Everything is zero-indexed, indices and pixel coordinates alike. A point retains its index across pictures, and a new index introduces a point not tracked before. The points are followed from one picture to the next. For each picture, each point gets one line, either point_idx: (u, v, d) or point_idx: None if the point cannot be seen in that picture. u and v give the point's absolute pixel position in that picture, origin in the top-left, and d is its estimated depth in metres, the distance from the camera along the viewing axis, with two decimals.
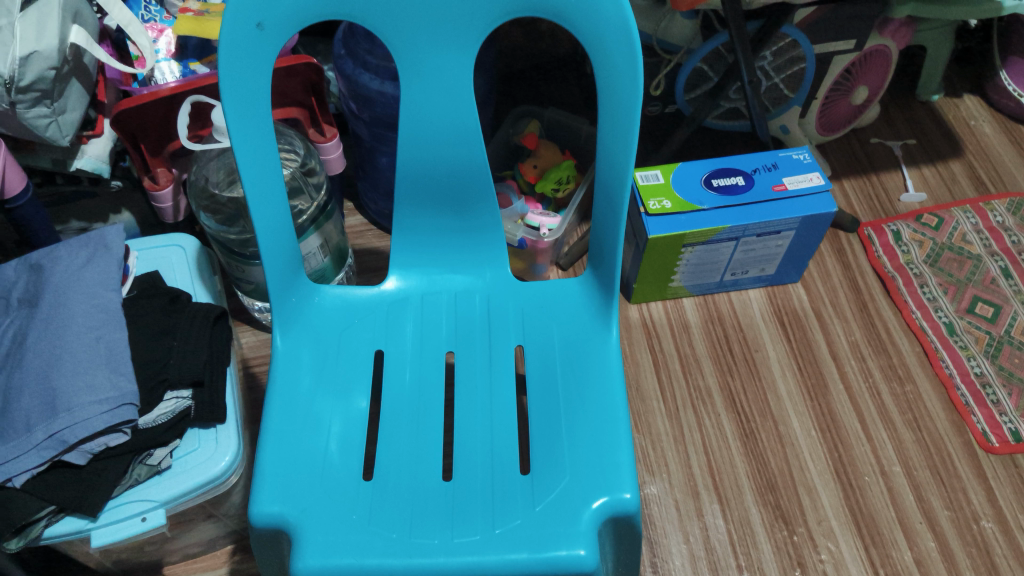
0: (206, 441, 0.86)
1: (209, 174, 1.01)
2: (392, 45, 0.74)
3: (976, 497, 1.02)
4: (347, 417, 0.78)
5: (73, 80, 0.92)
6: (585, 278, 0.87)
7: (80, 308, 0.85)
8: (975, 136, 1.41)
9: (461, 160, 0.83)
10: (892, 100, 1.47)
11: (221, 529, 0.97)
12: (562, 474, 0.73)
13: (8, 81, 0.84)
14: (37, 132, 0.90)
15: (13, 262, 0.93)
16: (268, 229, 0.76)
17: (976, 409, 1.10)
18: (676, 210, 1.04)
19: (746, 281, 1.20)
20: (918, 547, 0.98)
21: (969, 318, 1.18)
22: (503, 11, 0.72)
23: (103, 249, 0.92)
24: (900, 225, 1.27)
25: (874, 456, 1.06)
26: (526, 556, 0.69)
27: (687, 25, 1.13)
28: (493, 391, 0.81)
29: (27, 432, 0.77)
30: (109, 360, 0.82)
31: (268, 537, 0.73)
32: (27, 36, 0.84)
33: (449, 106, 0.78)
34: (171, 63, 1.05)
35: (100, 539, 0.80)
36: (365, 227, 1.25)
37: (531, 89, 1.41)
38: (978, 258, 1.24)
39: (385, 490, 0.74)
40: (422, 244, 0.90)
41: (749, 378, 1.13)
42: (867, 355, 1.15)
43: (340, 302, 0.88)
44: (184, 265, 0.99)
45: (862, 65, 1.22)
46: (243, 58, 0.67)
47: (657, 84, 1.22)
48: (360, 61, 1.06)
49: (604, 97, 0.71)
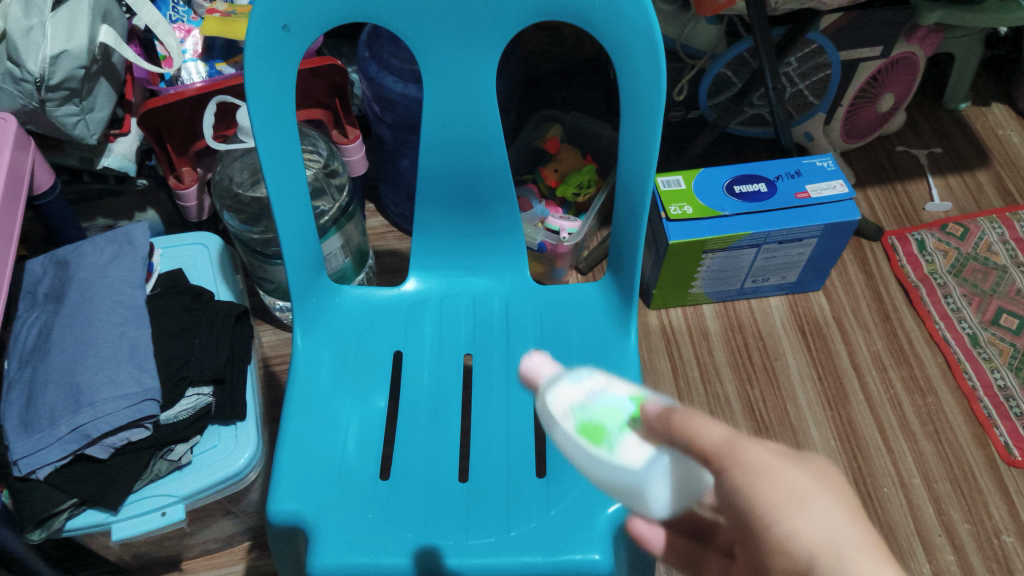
0: (225, 438, 0.87)
1: (233, 173, 1.02)
2: (415, 48, 0.74)
3: (998, 511, 1.01)
4: (364, 417, 0.79)
5: (102, 79, 0.93)
6: (604, 283, 0.88)
7: (105, 305, 0.87)
8: (1003, 146, 1.39)
9: (483, 163, 0.83)
10: (918, 108, 1.45)
11: (238, 526, 0.97)
12: (578, 479, 0.73)
13: (37, 80, 0.84)
14: (64, 130, 0.91)
15: (40, 259, 0.94)
16: (290, 229, 0.77)
17: (999, 421, 1.08)
18: (698, 216, 1.03)
19: (767, 289, 1.19)
20: (937, 561, 0.96)
21: (993, 330, 1.16)
22: (528, 15, 0.71)
23: (127, 246, 0.93)
24: (925, 235, 1.26)
25: (894, 468, 1.04)
26: (541, 558, 0.68)
27: (711, 31, 1.13)
28: (510, 393, 0.81)
29: (51, 426, 0.78)
30: (132, 356, 0.83)
31: (285, 535, 0.73)
32: (57, 36, 0.85)
33: (471, 109, 0.78)
34: (197, 63, 1.07)
35: (120, 532, 0.81)
36: (387, 229, 1.26)
37: (554, 93, 1.42)
38: (1004, 269, 1.23)
39: (401, 490, 0.74)
40: (441, 247, 0.91)
41: (768, 385, 1.12)
42: (888, 366, 1.14)
43: (360, 303, 0.88)
44: (207, 264, 1.01)
45: (889, 73, 1.21)
46: (269, 60, 0.68)
47: (681, 90, 1.21)
48: (384, 64, 1.07)
49: (626, 102, 0.71)
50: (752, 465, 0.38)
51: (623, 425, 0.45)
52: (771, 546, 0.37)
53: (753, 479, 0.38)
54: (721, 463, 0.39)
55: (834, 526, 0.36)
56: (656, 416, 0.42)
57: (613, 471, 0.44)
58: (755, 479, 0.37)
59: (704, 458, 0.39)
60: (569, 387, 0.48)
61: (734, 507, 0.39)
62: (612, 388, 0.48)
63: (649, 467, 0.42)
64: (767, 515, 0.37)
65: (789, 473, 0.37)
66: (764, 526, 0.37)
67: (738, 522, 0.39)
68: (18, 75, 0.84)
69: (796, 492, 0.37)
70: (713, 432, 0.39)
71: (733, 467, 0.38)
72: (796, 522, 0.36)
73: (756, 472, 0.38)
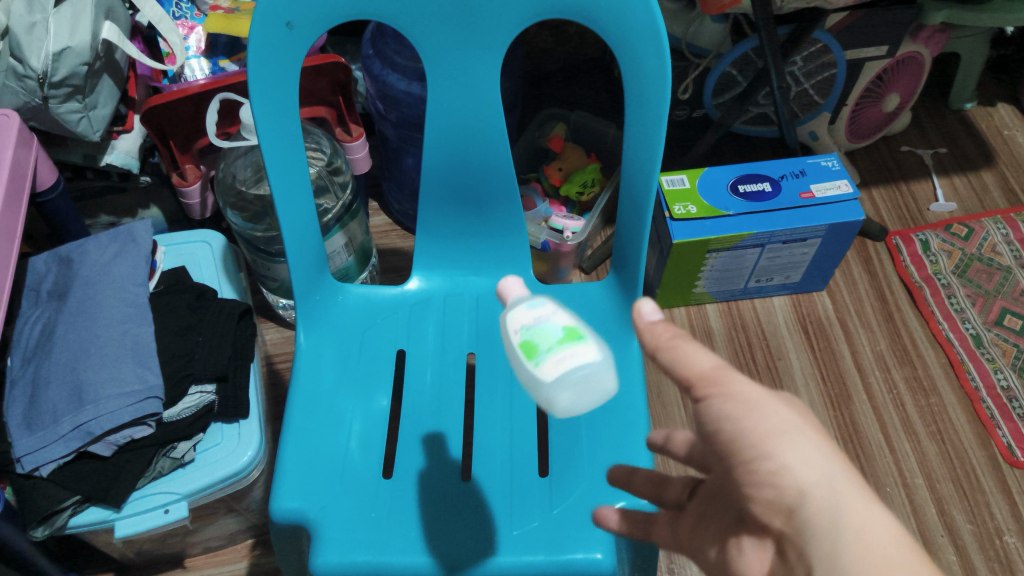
0: (229, 436, 0.87)
1: (236, 171, 1.02)
2: (419, 47, 0.74)
3: (1000, 511, 1.01)
4: (367, 416, 0.79)
5: (105, 76, 0.92)
6: (608, 283, 0.87)
7: (109, 302, 0.87)
8: (1009, 146, 1.39)
9: (487, 162, 0.83)
10: (923, 107, 1.45)
11: (242, 524, 0.98)
12: (580, 478, 0.73)
13: (40, 77, 0.84)
14: (68, 127, 0.91)
15: (44, 255, 0.94)
16: (293, 227, 0.77)
17: (1002, 422, 1.08)
18: (702, 215, 1.03)
19: (771, 288, 1.19)
20: (939, 561, 0.97)
21: (997, 330, 1.16)
22: (534, 13, 0.71)
23: (131, 244, 0.93)
24: (929, 235, 1.26)
25: (897, 468, 1.04)
26: (543, 558, 0.68)
27: (717, 30, 1.12)
28: (513, 392, 0.81)
29: (54, 423, 0.78)
30: (136, 354, 0.83)
31: (288, 533, 0.73)
32: (61, 32, 0.85)
33: (476, 108, 0.78)
34: (200, 60, 1.06)
35: (124, 529, 0.81)
36: (390, 227, 1.26)
37: (559, 91, 1.41)
38: (1008, 269, 1.22)
39: (404, 489, 0.74)
40: (444, 245, 0.91)
41: (771, 385, 1.12)
42: (891, 366, 1.14)
43: (363, 301, 0.88)
44: (210, 261, 1.00)
45: (894, 72, 1.20)
46: (273, 58, 0.68)
47: (685, 88, 1.22)
48: (388, 61, 1.06)
49: (631, 102, 0.71)
50: (738, 394, 0.42)
51: (550, 347, 0.50)
52: (760, 476, 0.41)
53: (743, 411, 0.41)
54: (708, 390, 0.43)
55: (814, 456, 0.41)
56: (649, 326, 0.46)
57: (538, 383, 0.50)
58: (743, 410, 0.41)
59: (692, 382, 0.43)
60: (525, 309, 0.54)
61: (715, 435, 0.43)
62: (557, 316, 0.53)
63: (557, 382, 0.48)
64: (755, 445, 0.41)
65: (777, 407, 0.42)
66: (752, 454, 0.41)
67: (715, 448, 0.43)
68: (21, 72, 0.84)
69: (783, 422, 0.41)
70: (705, 359, 0.43)
71: (722, 395, 0.42)
72: (784, 454, 0.40)
73: (744, 403, 0.42)
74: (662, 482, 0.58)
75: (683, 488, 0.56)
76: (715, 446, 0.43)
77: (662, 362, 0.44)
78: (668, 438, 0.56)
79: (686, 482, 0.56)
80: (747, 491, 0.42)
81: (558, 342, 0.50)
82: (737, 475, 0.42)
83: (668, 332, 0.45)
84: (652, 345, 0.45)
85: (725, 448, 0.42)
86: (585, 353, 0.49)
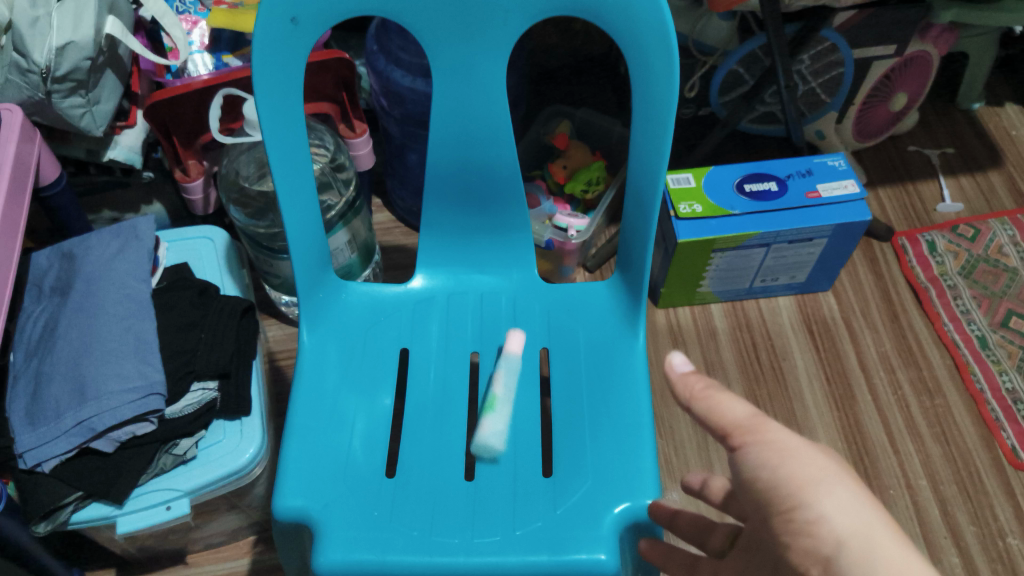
0: (230, 433, 0.86)
1: (240, 168, 1.01)
2: (425, 43, 0.73)
3: (1004, 513, 1.00)
4: (371, 414, 0.78)
5: (108, 70, 0.92)
6: (613, 282, 0.87)
7: (111, 298, 0.86)
8: (1016, 147, 1.38)
9: (492, 160, 0.82)
10: (931, 107, 1.44)
11: (244, 521, 0.97)
12: (584, 478, 0.73)
13: (43, 71, 0.84)
14: (71, 122, 0.91)
15: (47, 251, 0.94)
16: (298, 224, 0.77)
17: (1007, 424, 1.08)
18: (707, 214, 1.03)
19: (776, 288, 1.18)
20: (942, 563, 0.96)
21: (1003, 332, 1.16)
22: (540, 11, 0.71)
23: (134, 239, 0.93)
24: (936, 235, 1.25)
25: (901, 470, 1.04)
26: (546, 558, 0.68)
27: (724, 26, 1.12)
28: (517, 391, 0.81)
29: (56, 419, 0.78)
30: (138, 350, 0.83)
31: (291, 532, 0.74)
32: (63, 26, 0.84)
33: (481, 105, 0.78)
34: (203, 55, 1.06)
35: (126, 525, 0.81)
36: (394, 224, 1.26)
37: (563, 88, 1.41)
38: (1014, 271, 1.22)
39: (407, 488, 0.74)
40: (448, 243, 0.90)
41: (776, 386, 1.11)
42: (896, 367, 1.13)
43: (367, 299, 0.88)
44: (213, 257, 1.00)
45: (902, 71, 1.20)
46: (277, 53, 0.67)
47: (692, 86, 1.21)
48: (392, 57, 1.06)
49: (638, 101, 0.71)
50: (774, 443, 0.49)
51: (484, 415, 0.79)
52: (797, 523, 0.47)
53: (778, 457, 0.49)
54: (745, 438, 0.51)
55: (849, 503, 0.46)
56: (681, 379, 0.55)
57: None
58: (778, 457, 0.49)
59: (731, 431, 0.52)
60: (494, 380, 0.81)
61: (754, 481, 0.49)
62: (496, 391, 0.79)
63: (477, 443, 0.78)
64: (789, 488, 0.47)
65: (811, 455, 0.48)
66: (789, 501, 0.47)
67: (754, 494, 0.50)
68: (24, 66, 0.84)
69: (816, 469, 0.48)
70: (740, 410, 0.52)
71: (758, 443, 0.50)
72: (819, 498, 0.46)
73: (778, 450, 0.49)
74: (706, 527, 0.65)
75: (726, 537, 0.64)
76: (755, 493, 0.50)
77: (701, 412, 0.53)
78: (705, 483, 0.64)
79: (728, 532, 0.64)
80: (785, 539, 0.48)
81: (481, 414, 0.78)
82: (776, 522, 0.48)
83: (701, 384, 0.54)
84: (687, 396, 0.54)
85: (761, 493, 0.49)
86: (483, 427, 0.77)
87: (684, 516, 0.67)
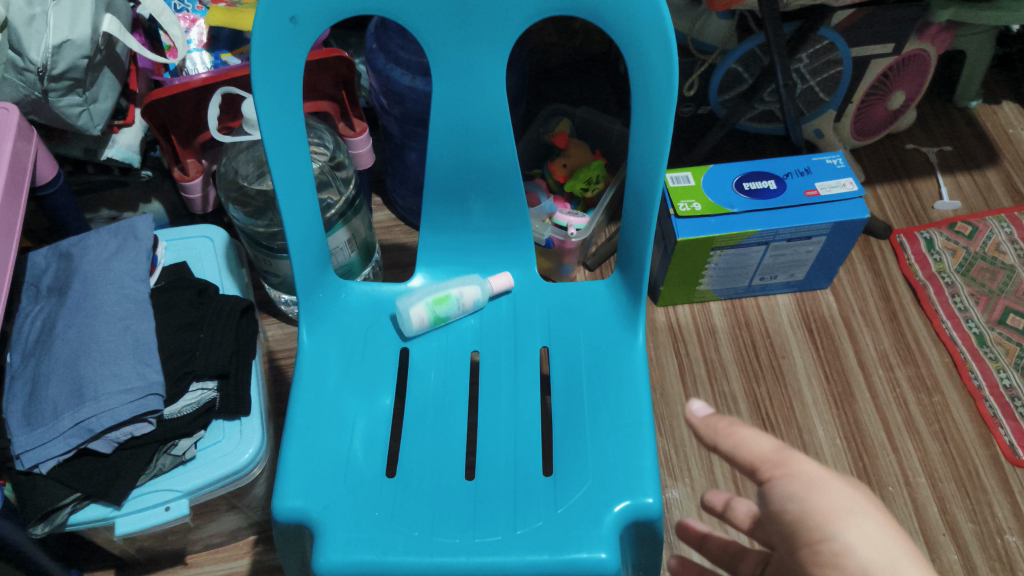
0: (230, 433, 0.86)
1: (239, 166, 1.01)
2: (425, 42, 0.73)
3: (1001, 510, 1.01)
4: (371, 415, 0.78)
5: (105, 69, 0.92)
6: (613, 281, 0.87)
7: (109, 298, 0.86)
8: (1013, 145, 1.39)
9: (492, 159, 0.82)
10: (928, 106, 1.45)
11: (244, 520, 0.97)
12: (585, 477, 0.73)
13: (40, 70, 0.83)
14: (68, 121, 0.90)
15: (44, 250, 0.94)
16: (298, 224, 0.76)
17: (1004, 421, 1.08)
18: (706, 212, 1.03)
19: (775, 287, 1.19)
20: (941, 560, 0.97)
21: (1000, 329, 1.16)
22: (540, 9, 0.71)
23: (132, 239, 0.93)
24: (933, 233, 1.26)
25: (899, 467, 1.04)
26: (548, 557, 0.68)
27: (723, 26, 1.12)
28: (517, 391, 0.81)
29: (54, 420, 0.78)
30: (136, 350, 0.83)
31: (290, 531, 0.73)
32: (60, 24, 0.83)
33: (481, 104, 0.78)
34: (202, 53, 1.05)
35: (125, 526, 0.81)
36: (393, 223, 1.26)
37: (563, 86, 1.41)
38: (1012, 268, 1.22)
39: (408, 488, 0.74)
40: (449, 243, 0.90)
41: (775, 384, 1.12)
42: (895, 365, 1.14)
43: (367, 298, 0.88)
44: (211, 257, 1.00)
45: (900, 70, 1.20)
46: (276, 52, 0.67)
47: (691, 85, 1.21)
48: (392, 56, 1.06)
49: (638, 100, 0.71)
50: (805, 475, 0.47)
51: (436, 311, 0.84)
52: (824, 556, 0.45)
53: (807, 490, 0.46)
54: (772, 471, 0.48)
55: (877, 535, 0.44)
56: (702, 421, 0.51)
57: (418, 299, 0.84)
58: (807, 490, 0.46)
59: (757, 465, 0.48)
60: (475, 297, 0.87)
61: (780, 515, 0.47)
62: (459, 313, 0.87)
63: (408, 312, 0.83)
64: (819, 523, 0.45)
65: (839, 487, 0.46)
66: (817, 535, 0.45)
67: (781, 527, 0.47)
68: (20, 64, 0.83)
69: (848, 503, 0.45)
70: (767, 443, 0.48)
71: (785, 476, 0.47)
72: (848, 532, 0.44)
73: (806, 483, 0.46)
74: (737, 554, 0.60)
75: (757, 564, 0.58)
76: (781, 527, 0.47)
77: (727, 449, 0.49)
78: (730, 505, 0.55)
79: (758, 558, 0.57)
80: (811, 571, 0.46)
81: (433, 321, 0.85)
82: (802, 554, 0.46)
83: (725, 421, 0.50)
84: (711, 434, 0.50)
85: (789, 527, 0.47)
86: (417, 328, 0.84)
87: (714, 540, 0.61)
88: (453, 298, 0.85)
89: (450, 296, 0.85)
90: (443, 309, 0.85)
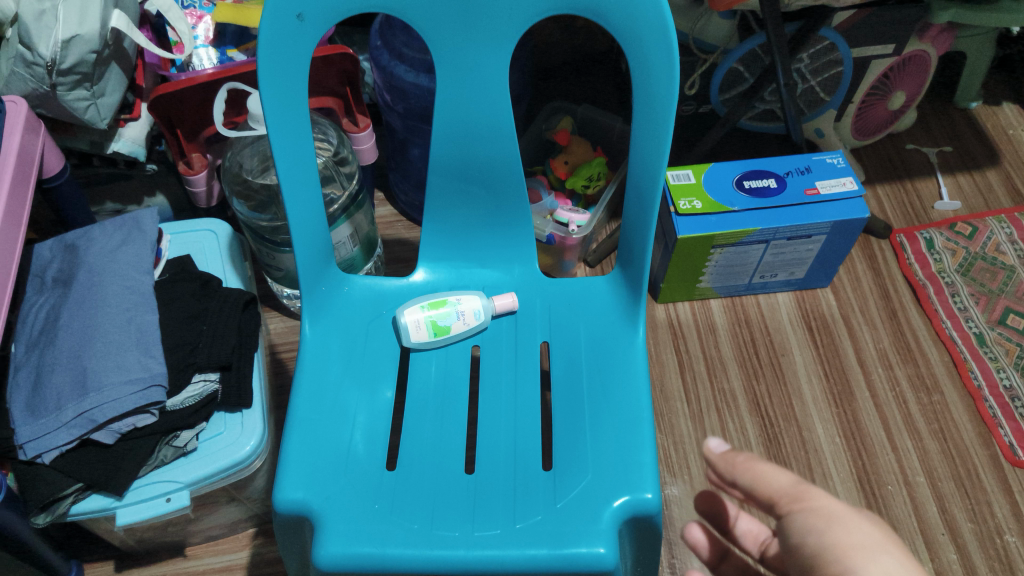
0: (231, 425, 0.87)
1: (243, 160, 1.02)
2: (428, 38, 0.74)
3: (1001, 510, 1.01)
4: (372, 408, 0.79)
5: (113, 64, 0.93)
6: (613, 277, 0.87)
7: (114, 290, 0.86)
8: (1014, 145, 1.39)
9: (494, 154, 0.83)
10: (929, 106, 1.45)
11: (243, 513, 0.97)
12: (584, 472, 0.73)
13: (50, 64, 0.84)
14: (76, 115, 0.91)
15: (49, 243, 0.95)
16: (300, 218, 0.77)
17: (1004, 421, 1.08)
18: (706, 210, 1.04)
19: (774, 285, 1.19)
20: (940, 559, 0.97)
21: (1000, 329, 1.16)
22: (543, 8, 0.72)
23: (137, 232, 0.93)
24: (934, 233, 1.26)
25: (898, 466, 1.04)
26: (546, 552, 0.68)
27: (724, 25, 1.13)
28: (518, 385, 0.81)
29: (57, 411, 0.78)
30: (140, 342, 0.83)
31: (291, 523, 0.73)
32: (70, 19, 0.84)
33: (484, 101, 0.78)
34: (209, 49, 1.07)
35: (126, 517, 0.81)
36: (395, 218, 1.26)
37: (566, 84, 1.42)
38: (1012, 268, 1.22)
39: (407, 480, 0.74)
40: (450, 238, 0.91)
41: (774, 382, 1.12)
42: (894, 364, 1.14)
43: (369, 292, 0.88)
44: (215, 251, 1.01)
45: (900, 70, 1.21)
46: (281, 48, 0.68)
47: (692, 84, 1.22)
48: (396, 52, 1.07)
49: (639, 97, 0.71)
50: (822, 511, 0.50)
51: (433, 317, 0.83)
52: None
53: (825, 524, 0.49)
54: (790, 505, 0.51)
55: (896, 572, 0.46)
56: (721, 457, 0.54)
57: (417, 307, 0.84)
58: (824, 522, 0.49)
59: (777, 499, 0.51)
60: (473, 306, 0.85)
61: (801, 548, 0.50)
62: (461, 321, 0.84)
63: (404, 317, 0.83)
64: (836, 557, 0.47)
65: (857, 522, 0.49)
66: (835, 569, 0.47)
67: (801, 561, 0.50)
68: (29, 58, 0.84)
69: (864, 539, 0.48)
70: (785, 478, 0.52)
71: (804, 510, 0.50)
72: (865, 567, 0.46)
73: (826, 517, 0.49)
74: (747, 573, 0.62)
75: None
76: (801, 562, 0.50)
77: (746, 486, 0.53)
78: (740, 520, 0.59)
79: None
80: None
81: (433, 327, 0.83)
82: None
83: (742, 456, 0.53)
84: (730, 470, 0.53)
85: (808, 559, 0.49)
86: (417, 336, 0.83)
87: (733, 559, 0.61)
88: (451, 306, 0.84)
89: (447, 303, 0.84)
90: (441, 313, 0.84)
